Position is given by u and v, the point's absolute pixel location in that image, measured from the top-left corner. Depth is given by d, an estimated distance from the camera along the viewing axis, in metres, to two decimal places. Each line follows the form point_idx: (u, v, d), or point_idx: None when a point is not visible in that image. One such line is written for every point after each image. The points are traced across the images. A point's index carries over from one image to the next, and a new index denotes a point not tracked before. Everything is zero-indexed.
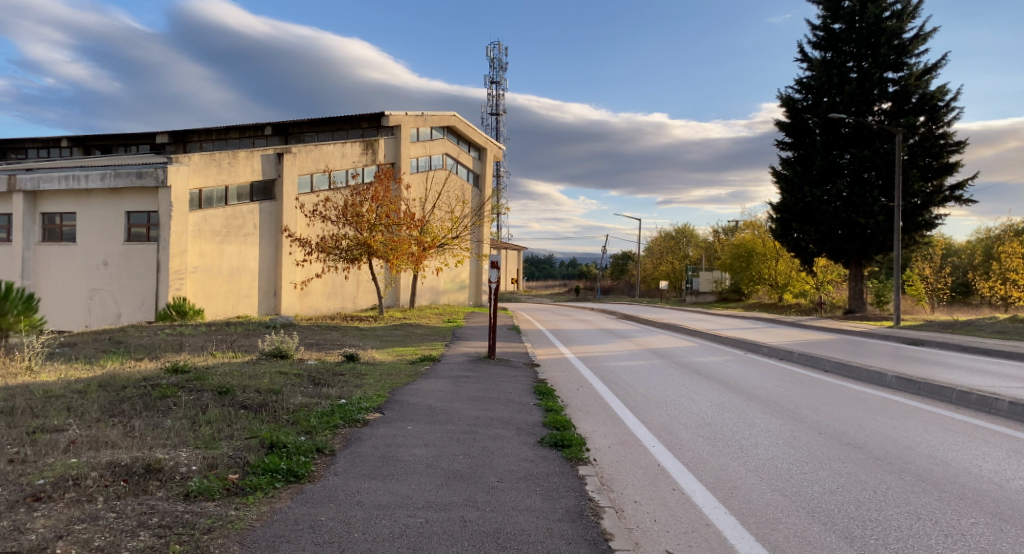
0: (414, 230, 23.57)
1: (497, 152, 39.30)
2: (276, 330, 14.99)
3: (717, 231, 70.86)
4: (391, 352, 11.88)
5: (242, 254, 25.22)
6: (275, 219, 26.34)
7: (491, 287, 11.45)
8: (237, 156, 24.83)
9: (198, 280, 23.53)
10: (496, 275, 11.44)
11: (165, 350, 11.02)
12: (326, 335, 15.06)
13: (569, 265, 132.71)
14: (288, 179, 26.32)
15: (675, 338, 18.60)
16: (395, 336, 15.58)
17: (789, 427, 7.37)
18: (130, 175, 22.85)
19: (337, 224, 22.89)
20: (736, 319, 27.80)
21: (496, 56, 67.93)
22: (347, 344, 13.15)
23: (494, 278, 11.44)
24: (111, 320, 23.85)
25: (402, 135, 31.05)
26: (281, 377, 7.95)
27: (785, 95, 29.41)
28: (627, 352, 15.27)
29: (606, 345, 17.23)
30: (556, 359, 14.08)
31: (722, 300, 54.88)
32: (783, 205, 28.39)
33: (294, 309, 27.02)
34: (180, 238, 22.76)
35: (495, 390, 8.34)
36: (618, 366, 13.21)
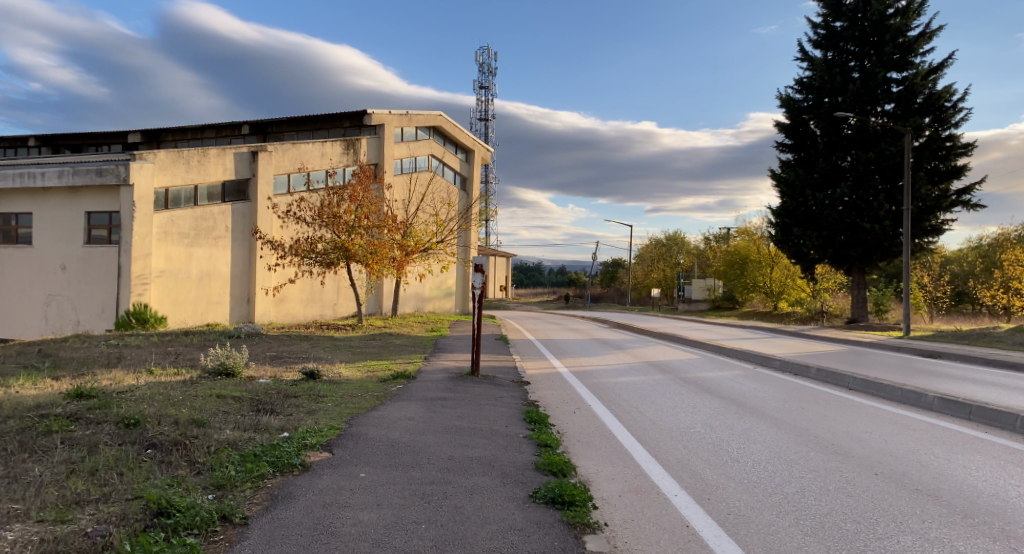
0: (396, 233, 22.09)
1: (484, 154, 37.94)
2: (238, 342, 13.52)
3: (709, 239, 69.79)
4: (362, 367, 10.45)
5: (213, 258, 23.68)
6: (248, 221, 24.79)
7: (475, 293, 10.01)
8: (208, 154, 23.35)
9: (164, 285, 21.99)
10: (480, 279, 10.00)
11: (98, 366, 9.56)
12: (292, 347, 13.60)
13: (557, 272, 131.72)
14: (263, 180, 24.82)
15: (674, 350, 17.29)
16: (370, 348, 14.14)
17: (837, 465, 5.98)
18: (90, 172, 21.35)
19: (314, 227, 21.42)
20: (734, 329, 26.49)
21: (485, 62, 66.86)
22: (312, 358, 11.71)
23: (479, 283, 10.00)
24: (69, 328, 22.22)
25: (385, 134, 29.61)
26: (216, 402, 6.52)
27: (785, 95, 28.19)
28: (625, 365, 13.92)
29: (601, 357, 15.87)
30: (548, 373, 12.67)
31: (714, 308, 53.74)
32: (783, 210, 27.16)
33: (269, 316, 25.43)
34: (143, 240, 21.24)
35: (476, 415, 6.95)
36: (617, 382, 11.85)
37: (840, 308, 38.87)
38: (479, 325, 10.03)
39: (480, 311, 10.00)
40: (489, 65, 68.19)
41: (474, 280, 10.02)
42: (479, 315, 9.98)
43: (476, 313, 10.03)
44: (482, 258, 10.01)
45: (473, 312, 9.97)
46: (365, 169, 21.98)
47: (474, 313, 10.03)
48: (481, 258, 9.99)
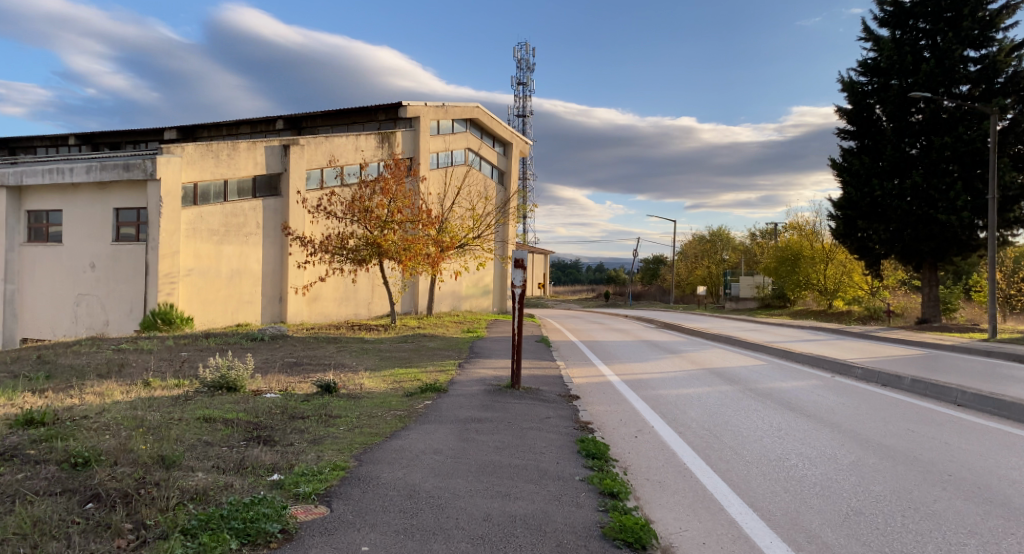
0: (431, 228, 20.91)
1: (523, 147, 36.60)
2: (259, 348, 12.41)
3: (755, 235, 67.51)
4: (388, 378, 9.19)
5: (243, 256, 22.81)
6: (280, 217, 23.89)
7: (516, 292, 8.65)
8: (238, 148, 22.50)
9: (192, 284, 21.17)
10: (521, 277, 8.64)
11: (94, 376, 8.46)
12: (318, 352, 12.42)
13: (596, 269, 129.96)
14: (295, 174, 23.89)
15: (733, 354, 15.74)
16: (401, 353, 12.91)
17: (1002, 523, 4.48)
18: (116, 167, 20.60)
19: (345, 222, 20.36)
20: (793, 330, 24.67)
21: (523, 56, 65.83)
22: (336, 365, 10.50)
23: (519, 281, 8.64)
24: (98, 328, 21.53)
25: (421, 127, 28.49)
26: (201, 429, 5.31)
27: (846, 79, 26.22)
28: (682, 373, 12.44)
29: (654, 362, 14.40)
30: (598, 382, 11.28)
31: (763, 306, 51.56)
32: (847, 201, 25.23)
33: (301, 316, 24.52)
34: (171, 237, 20.44)
35: (520, 446, 5.60)
36: (677, 393, 10.39)
37: (904, 306, 36.52)
38: (520, 329, 8.64)
39: (521, 314, 8.63)
40: (526, 60, 66.95)
41: (513, 278, 8.66)
42: (520, 317, 8.61)
43: (517, 315, 8.64)
44: (523, 252, 8.63)
45: (514, 314, 8.59)
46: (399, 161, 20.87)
47: (514, 315, 8.65)
48: (522, 252, 8.64)
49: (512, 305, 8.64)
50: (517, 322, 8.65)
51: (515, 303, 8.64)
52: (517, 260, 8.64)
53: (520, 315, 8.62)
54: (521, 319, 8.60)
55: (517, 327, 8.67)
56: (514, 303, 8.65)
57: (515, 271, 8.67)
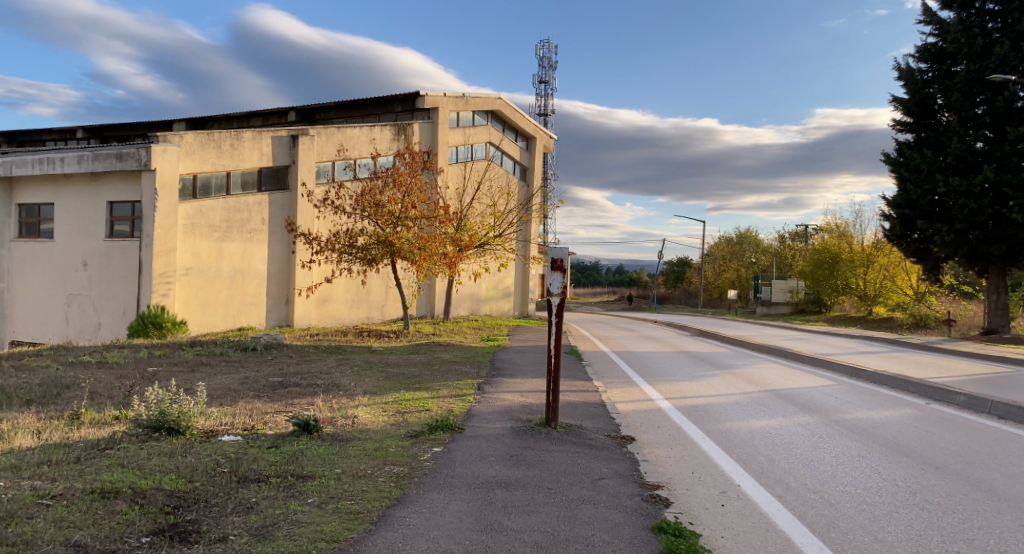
0: (449, 225, 19.10)
1: (547, 142, 34.66)
2: (246, 363, 10.58)
3: (784, 237, 65.31)
4: (391, 409, 7.30)
5: (247, 254, 21.13)
6: (287, 213, 22.19)
7: (553, 301, 6.72)
8: (241, 138, 20.86)
9: (189, 284, 19.53)
10: (560, 282, 6.70)
11: (18, 405, 6.65)
12: (315, 368, 10.59)
13: (616, 271, 127.65)
14: (303, 167, 22.20)
15: (792, 371, 13.77)
16: (412, 369, 11.04)
17: None
18: (109, 157, 18.93)
19: (354, 218, 18.63)
20: (844, 341, 22.52)
21: (545, 54, 64.17)
22: (330, 386, 8.65)
23: (558, 287, 6.70)
24: (89, 331, 19.77)
25: (440, 118, 26.70)
26: (87, 522, 3.48)
27: (905, 65, 24.11)
28: (742, 398, 10.48)
29: (705, 382, 12.42)
30: (645, 410, 9.36)
31: (797, 311, 49.43)
32: (905, 199, 23.26)
33: (309, 319, 22.80)
34: (167, 233, 18.80)
35: (572, 543, 3.73)
36: (748, 425, 8.43)
37: (953, 314, 34.29)
38: (558, 348, 6.70)
39: (560, 329, 6.72)
40: (549, 57, 65.10)
41: (550, 283, 6.74)
42: (557, 333, 6.69)
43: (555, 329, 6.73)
44: (564, 251, 6.70)
45: (552, 329, 6.68)
46: (414, 151, 19.09)
47: (549, 330, 6.75)
48: (563, 250, 6.72)
49: (547, 317, 6.72)
50: (552, 338, 6.74)
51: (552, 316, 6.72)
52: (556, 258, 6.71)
53: (559, 330, 6.72)
54: (559, 335, 6.68)
55: (553, 345, 6.74)
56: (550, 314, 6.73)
57: (550, 274, 6.74)
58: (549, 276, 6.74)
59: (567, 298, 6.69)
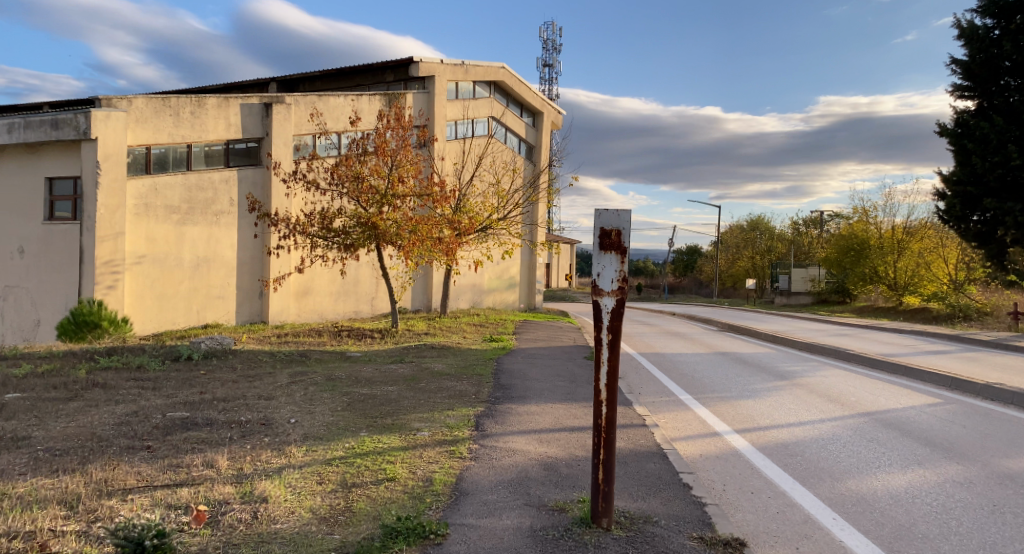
0: (444, 206, 16.27)
1: (555, 118, 31.63)
2: (162, 384, 7.76)
3: (800, 224, 62.54)
4: (329, 482, 4.48)
5: (212, 240, 18.27)
6: (258, 193, 19.28)
7: (603, 305, 3.81)
8: (204, 105, 18.01)
9: (142, 275, 16.72)
10: (614, 271, 3.80)
11: None
12: (256, 391, 7.77)
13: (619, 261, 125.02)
14: (279, 140, 19.33)
15: (874, 384, 10.93)
16: (389, 389, 8.25)
17: None
18: (43, 125, 16.08)
19: (332, 196, 15.76)
20: (898, 339, 19.72)
21: (547, 36, 61.48)
22: (256, 430, 5.84)
23: (611, 280, 3.78)
24: (27, 329, 16.94)
25: (437, 88, 23.77)
26: None
27: (965, 22, 21.21)
28: (839, 430, 7.62)
29: (772, 400, 9.58)
30: (715, 453, 6.54)
31: (819, 302, 46.68)
32: (968, 173, 20.61)
33: (287, 314, 19.96)
34: (114, 214, 15.97)
35: None
36: (884, 484, 5.59)
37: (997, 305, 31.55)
38: (613, 388, 3.76)
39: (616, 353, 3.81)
40: (553, 39, 62.32)
41: (597, 271, 3.83)
42: (612, 364, 3.76)
43: (608, 355, 3.80)
44: (623, 217, 3.79)
45: (601, 356, 3.76)
46: (401, 114, 16.11)
47: (597, 355, 3.83)
48: (627, 212, 3.80)
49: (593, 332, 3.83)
50: (599, 373, 3.80)
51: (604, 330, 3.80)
52: (611, 227, 3.79)
53: (614, 358, 3.79)
54: (615, 369, 3.75)
55: (601, 385, 3.79)
56: (601, 329, 3.81)
57: (602, 256, 3.81)
58: (601, 259, 3.81)
59: (627, 300, 3.80)
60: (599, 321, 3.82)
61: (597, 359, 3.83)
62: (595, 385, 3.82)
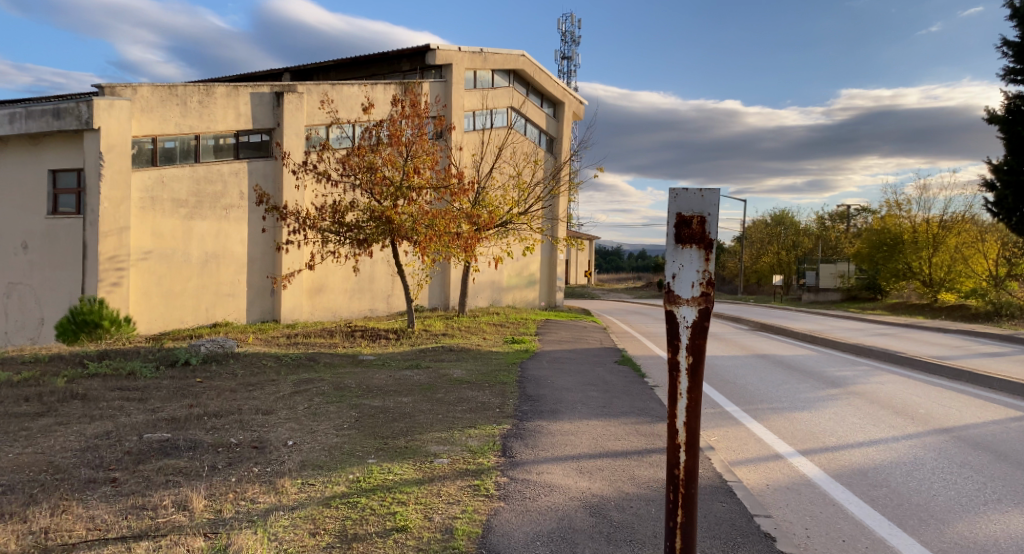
0: (463, 198, 15.38)
1: (577, 109, 30.60)
2: (151, 394, 6.92)
3: (827, 218, 61.00)
4: (324, 534, 3.60)
5: (222, 235, 17.50)
6: (270, 186, 18.51)
7: (680, 316, 2.88)
8: (213, 94, 17.25)
9: (148, 272, 15.99)
10: (692, 272, 2.85)
11: None
12: (255, 403, 6.92)
13: (639, 257, 123.54)
14: (291, 131, 18.56)
15: (938, 395, 9.87)
16: (402, 401, 7.37)
17: None
18: (46, 114, 15.40)
19: (344, 188, 14.91)
20: (945, 340, 18.60)
21: (567, 30, 60.44)
22: (245, 456, 4.97)
23: (690, 285, 2.84)
24: (31, 328, 16.28)
25: (455, 77, 22.87)
26: None
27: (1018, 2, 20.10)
28: (920, 453, 6.61)
29: (830, 413, 8.58)
30: (782, 481, 5.60)
31: (849, 299, 45.28)
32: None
33: (300, 313, 19.18)
34: (118, 208, 15.25)
35: None
36: (998, 527, 4.63)
37: None
38: (694, 429, 2.84)
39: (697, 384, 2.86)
40: (572, 32, 61.16)
41: (672, 270, 2.89)
42: (693, 398, 2.83)
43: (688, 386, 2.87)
44: (708, 200, 2.81)
45: (679, 388, 2.84)
46: (416, 100, 15.19)
47: (672, 381, 2.90)
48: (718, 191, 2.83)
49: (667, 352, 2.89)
50: (676, 410, 2.88)
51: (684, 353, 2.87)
52: (694, 213, 2.84)
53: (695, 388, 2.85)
54: (697, 405, 2.83)
55: (679, 425, 2.88)
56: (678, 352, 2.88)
57: (680, 253, 2.87)
58: (680, 256, 2.87)
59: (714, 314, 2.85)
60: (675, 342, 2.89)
61: (672, 390, 2.91)
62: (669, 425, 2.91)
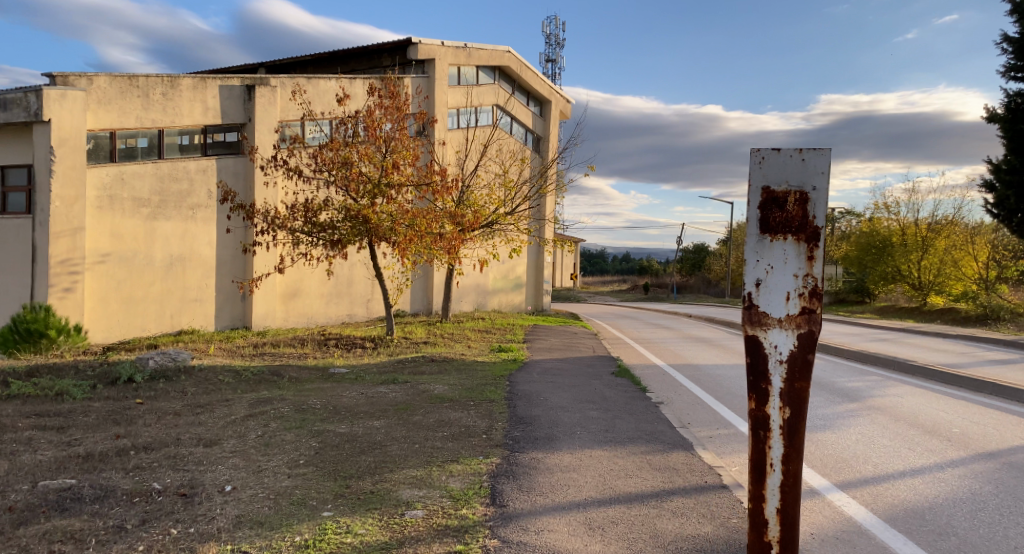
0: (446, 197, 14.40)
1: (564, 107, 29.70)
2: (73, 422, 5.84)
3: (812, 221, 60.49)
4: None
5: (189, 236, 16.30)
6: (240, 185, 17.38)
7: (778, 358, 2.65)
8: (178, 86, 16.12)
9: (105, 276, 14.82)
10: (795, 266, 2.61)
11: None
12: (198, 432, 5.84)
13: (623, 260, 122.84)
14: (263, 125, 17.45)
15: (967, 411, 9.01)
16: (374, 426, 6.34)
17: None
18: None
19: (317, 185, 13.88)
20: (950, 346, 17.83)
21: (550, 32, 59.49)
22: (165, 509, 3.94)
23: (794, 288, 2.61)
24: None
25: (438, 72, 21.87)
26: None
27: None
28: (976, 487, 5.71)
29: (857, 435, 7.68)
30: (831, 529, 4.66)
31: (837, 302, 44.57)
32: None
33: (273, 320, 18.04)
34: (72, 206, 14.08)
35: None
36: None
37: None
38: (789, 519, 2.67)
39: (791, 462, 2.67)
40: (556, 34, 60.28)
41: (766, 270, 2.65)
42: (789, 478, 2.65)
43: (780, 455, 2.68)
44: (814, 173, 2.59)
45: (774, 460, 2.65)
46: (396, 91, 14.18)
47: (762, 465, 2.70)
48: (821, 157, 2.60)
49: (758, 431, 2.68)
50: (766, 493, 2.69)
51: (778, 408, 2.66)
52: (790, 188, 2.61)
53: (789, 458, 2.67)
54: (793, 488, 2.66)
55: (768, 513, 2.70)
56: (770, 405, 2.67)
57: (770, 247, 2.65)
58: (769, 251, 2.65)
59: (815, 339, 2.61)
60: (766, 392, 2.68)
61: (760, 464, 2.71)
62: (756, 508, 2.72)
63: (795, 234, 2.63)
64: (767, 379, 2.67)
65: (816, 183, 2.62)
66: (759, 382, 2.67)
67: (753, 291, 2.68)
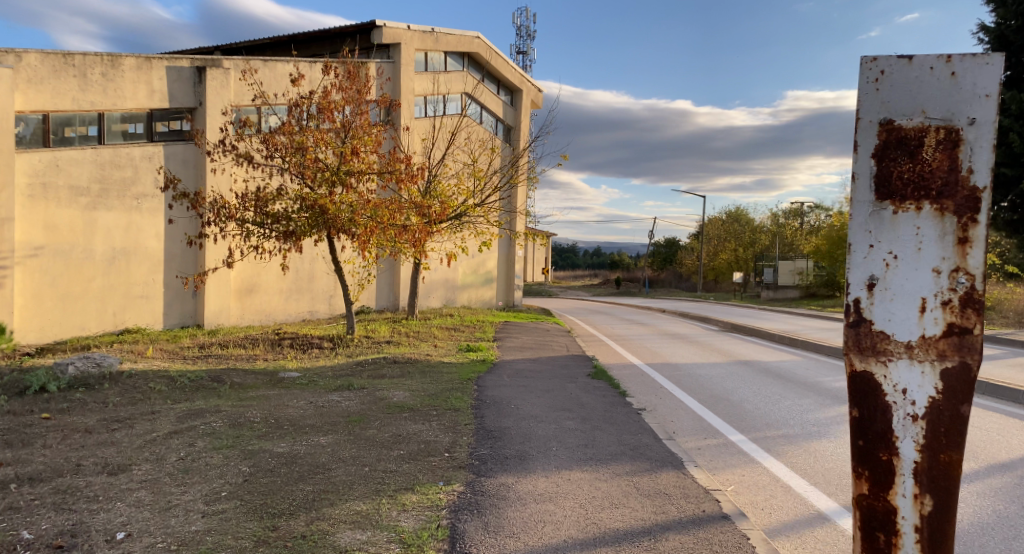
0: (411, 187, 13.52)
1: (536, 97, 28.91)
2: None
3: (782, 215, 60.40)
4: None
5: (133, 228, 15.19)
6: (191, 173, 16.28)
7: (907, 422, 1.84)
8: (121, 66, 14.98)
9: (38, 271, 13.67)
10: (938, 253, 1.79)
11: None
12: (104, 456, 4.92)
13: (593, 255, 122.46)
14: (214, 110, 16.36)
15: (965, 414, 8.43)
16: (319, 445, 5.48)
17: None
18: None
19: (270, 173, 12.90)
20: None
21: (521, 24, 58.51)
22: None
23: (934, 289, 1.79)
24: None
25: (403, 57, 20.91)
26: None
27: None
28: (1000, 507, 5.08)
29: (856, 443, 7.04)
30: None
31: (807, 296, 44.35)
32: (1004, 153, 18.89)
33: (226, 318, 16.97)
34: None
35: None
36: None
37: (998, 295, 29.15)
38: None
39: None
40: (527, 26, 59.31)
41: (894, 259, 1.83)
42: None
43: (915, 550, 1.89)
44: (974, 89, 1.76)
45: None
46: (357, 73, 13.24)
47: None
48: (986, 67, 1.76)
49: (880, 523, 1.90)
50: None
51: (912, 498, 1.86)
52: (928, 122, 1.80)
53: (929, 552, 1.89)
54: None
55: None
56: (899, 494, 1.87)
57: (891, 221, 1.83)
58: (889, 229, 1.83)
59: (964, 385, 1.78)
60: (890, 469, 1.88)
61: None
62: None
63: (937, 201, 1.80)
64: (892, 448, 1.87)
65: (977, 108, 1.77)
66: (875, 449, 1.88)
67: (863, 298, 1.87)
